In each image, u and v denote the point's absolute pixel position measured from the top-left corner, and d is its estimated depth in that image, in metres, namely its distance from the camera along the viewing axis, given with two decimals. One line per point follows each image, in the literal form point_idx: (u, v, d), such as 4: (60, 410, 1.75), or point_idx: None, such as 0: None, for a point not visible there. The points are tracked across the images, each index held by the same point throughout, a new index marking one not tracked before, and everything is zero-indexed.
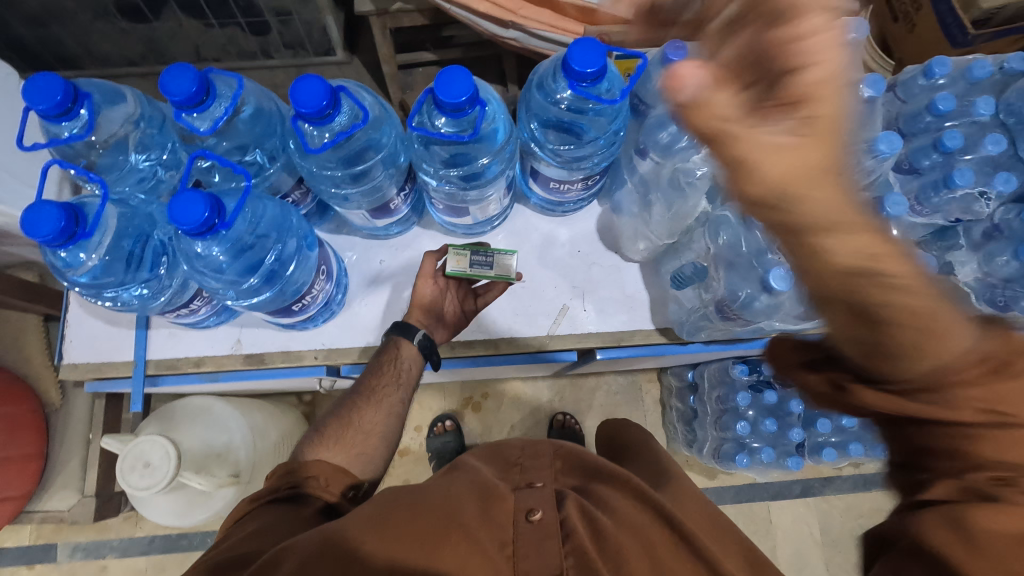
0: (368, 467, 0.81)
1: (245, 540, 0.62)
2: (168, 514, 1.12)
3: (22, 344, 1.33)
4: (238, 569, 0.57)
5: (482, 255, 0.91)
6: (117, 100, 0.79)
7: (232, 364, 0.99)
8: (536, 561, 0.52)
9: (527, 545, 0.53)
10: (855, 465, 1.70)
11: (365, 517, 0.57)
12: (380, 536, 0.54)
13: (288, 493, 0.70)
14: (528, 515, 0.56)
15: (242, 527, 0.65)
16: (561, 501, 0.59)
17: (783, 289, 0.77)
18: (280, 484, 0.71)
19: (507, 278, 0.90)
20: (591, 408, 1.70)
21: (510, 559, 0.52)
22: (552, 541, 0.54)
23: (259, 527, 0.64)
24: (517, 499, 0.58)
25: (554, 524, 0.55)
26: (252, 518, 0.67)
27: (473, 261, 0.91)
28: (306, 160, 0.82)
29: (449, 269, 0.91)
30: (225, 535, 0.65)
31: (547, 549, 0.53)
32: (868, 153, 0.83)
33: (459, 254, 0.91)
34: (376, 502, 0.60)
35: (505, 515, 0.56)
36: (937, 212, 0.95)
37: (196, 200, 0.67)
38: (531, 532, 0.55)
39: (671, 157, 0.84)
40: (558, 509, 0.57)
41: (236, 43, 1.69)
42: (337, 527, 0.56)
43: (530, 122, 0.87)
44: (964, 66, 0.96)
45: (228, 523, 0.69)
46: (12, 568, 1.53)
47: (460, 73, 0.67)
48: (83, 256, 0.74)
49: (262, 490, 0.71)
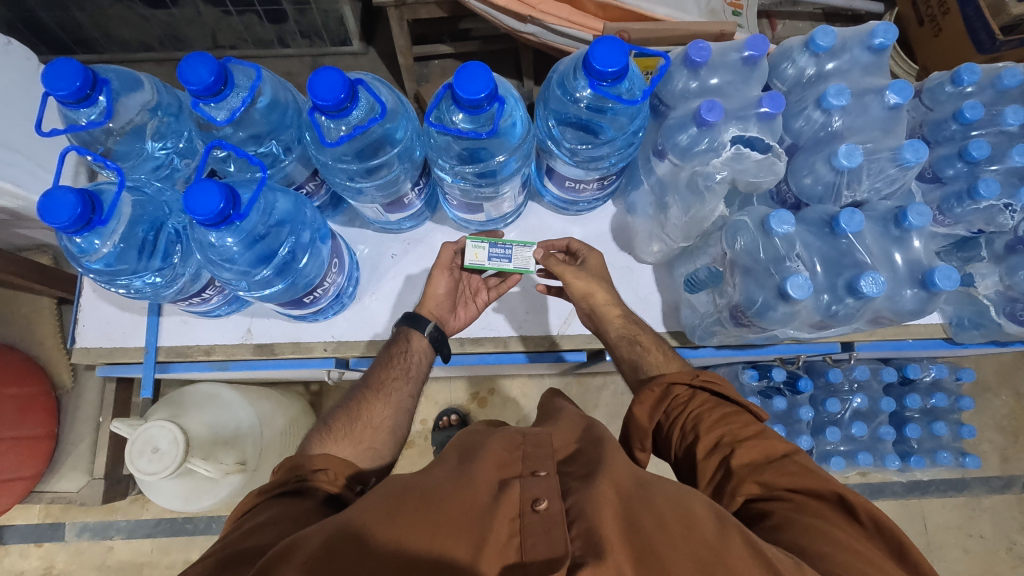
0: (376, 462, 0.81)
1: (253, 533, 0.62)
2: (176, 499, 1.12)
3: (35, 325, 1.34)
4: (250, 562, 0.58)
5: (498, 247, 0.92)
6: (136, 87, 0.79)
7: (241, 353, 0.99)
8: (543, 550, 0.51)
9: (533, 535, 0.52)
10: (862, 474, 1.69)
11: (377, 508, 0.56)
12: (393, 525, 0.53)
13: (295, 486, 0.71)
14: (535, 505, 0.55)
15: (250, 519, 0.66)
16: (564, 489, 0.58)
17: (803, 297, 0.75)
18: (288, 477, 0.72)
19: (526, 270, 0.92)
20: (598, 406, 1.70)
21: (517, 549, 0.52)
22: (557, 529, 0.53)
23: (270, 517, 0.65)
24: (522, 488, 0.56)
25: (560, 513, 0.54)
26: (259, 511, 0.67)
27: (492, 253, 0.91)
28: (320, 152, 0.81)
29: (469, 262, 0.90)
30: (232, 526, 0.66)
31: (554, 536, 0.52)
32: (892, 162, 0.82)
33: (477, 246, 0.91)
34: (385, 491, 0.59)
35: (512, 505, 0.55)
36: (958, 223, 0.96)
37: (212, 190, 0.66)
38: (537, 523, 0.53)
39: (689, 160, 0.83)
40: (565, 497, 0.57)
41: (253, 30, 1.69)
42: (350, 517, 0.55)
43: (547, 119, 0.85)
44: (993, 74, 0.94)
45: (236, 515, 0.69)
46: (21, 545, 1.55)
47: (480, 69, 0.65)
48: (98, 243, 0.74)
49: (269, 483, 0.71)
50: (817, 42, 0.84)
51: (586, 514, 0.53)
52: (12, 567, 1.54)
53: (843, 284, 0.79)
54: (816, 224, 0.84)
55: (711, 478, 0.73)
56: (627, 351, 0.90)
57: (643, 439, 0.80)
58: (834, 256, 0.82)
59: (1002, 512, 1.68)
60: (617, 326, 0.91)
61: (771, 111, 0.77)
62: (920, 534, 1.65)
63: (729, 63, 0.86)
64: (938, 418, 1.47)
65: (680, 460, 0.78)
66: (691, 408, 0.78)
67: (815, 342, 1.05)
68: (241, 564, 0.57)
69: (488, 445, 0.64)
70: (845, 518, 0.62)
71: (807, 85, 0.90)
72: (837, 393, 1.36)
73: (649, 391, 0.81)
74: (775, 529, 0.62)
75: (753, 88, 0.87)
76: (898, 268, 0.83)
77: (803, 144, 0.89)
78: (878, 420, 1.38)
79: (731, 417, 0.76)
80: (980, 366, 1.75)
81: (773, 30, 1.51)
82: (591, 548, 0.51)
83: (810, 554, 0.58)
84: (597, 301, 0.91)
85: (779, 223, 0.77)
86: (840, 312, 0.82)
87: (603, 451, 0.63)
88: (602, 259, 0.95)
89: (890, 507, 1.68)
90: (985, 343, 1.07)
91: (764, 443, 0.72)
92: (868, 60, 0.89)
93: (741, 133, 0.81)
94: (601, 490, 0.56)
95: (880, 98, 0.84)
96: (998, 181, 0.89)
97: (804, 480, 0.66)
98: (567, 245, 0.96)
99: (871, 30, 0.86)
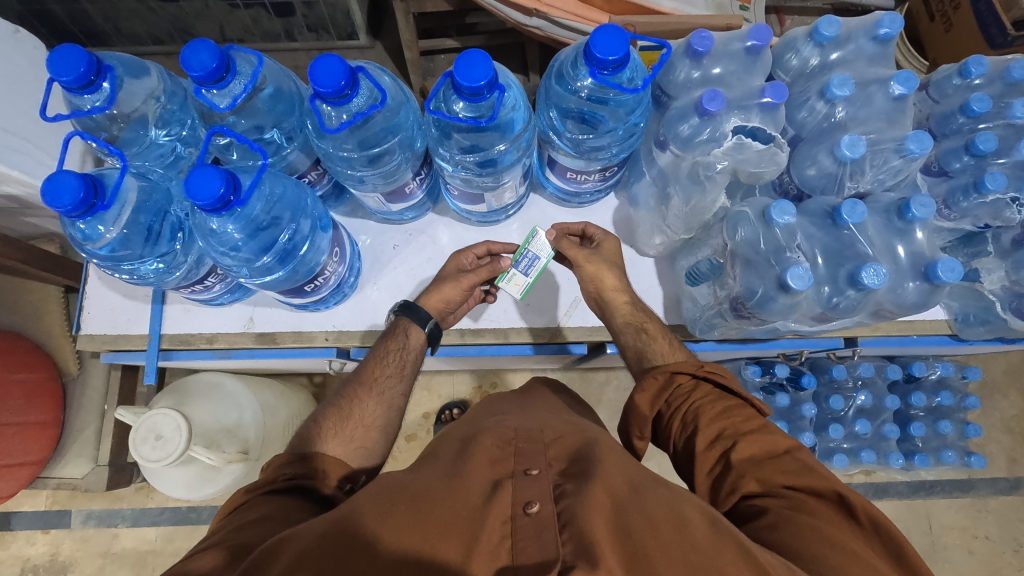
0: (366, 461, 0.81)
1: (244, 529, 0.63)
2: (179, 487, 1.13)
3: (43, 313, 1.35)
4: (242, 558, 0.58)
5: (522, 259, 0.93)
6: (141, 74, 0.80)
7: (244, 341, 1.00)
8: (535, 552, 0.51)
9: (525, 538, 0.52)
10: (866, 473, 1.68)
11: (369, 508, 0.56)
12: (385, 522, 0.54)
13: (286, 484, 0.71)
14: (526, 508, 0.55)
15: (240, 515, 0.66)
16: (558, 492, 0.57)
17: (803, 288, 0.74)
18: (276, 475, 0.72)
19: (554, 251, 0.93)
20: (601, 402, 1.69)
21: (508, 551, 0.51)
22: (549, 532, 0.52)
23: (263, 514, 0.65)
24: (515, 489, 0.57)
25: (552, 516, 0.54)
26: (249, 507, 0.67)
27: (523, 269, 0.93)
28: (322, 141, 0.81)
29: (521, 294, 0.94)
30: (222, 523, 0.66)
31: (545, 539, 0.51)
32: (896, 153, 0.82)
33: (510, 277, 0.93)
34: (378, 490, 0.59)
35: (504, 508, 0.55)
36: (964, 217, 0.93)
37: (213, 176, 0.67)
38: (529, 526, 0.53)
39: (691, 150, 0.83)
40: (557, 500, 0.56)
41: (261, 24, 1.70)
42: (342, 515, 0.56)
43: (548, 111, 0.85)
44: (1002, 67, 0.93)
45: (223, 513, 0.69)
46: (28, 531, 1.57)
47: (481, 56, 0.65)
48: (102, 229, 0.75)
49: (258, 481, 0.71)
50: (821, 32, 0.84)
51: (578, 519, 0.53)
52: (19, 553, 1.56)
53: (845, 275, 0.78)
54: (818, 216, 0.84)
55: (710, 470, 0.72)
56: (632, 338, 0.89)
57: (642, 428, 0.81)
58: (836, 248, 0.81)
59: (1009, 514, 1.66)
60: (624, 313, 0.91)
61: (774, 101, 0.77)
62: (925, 534, 1.64)
63: (732, 52, 0.85)
64: (943, 416, 1.46)
65: (678, 451, 0.78)
66: (693, 399, 0.78)
67: (818, 337, 1.04)
68: (230, 561, 0.58)
69: (479, 444, 0.66)
70: (842, 516, 0.62)
71: (811, 76, 0.90)
72: (841, 390, 1.35)
73: (652, 379, 0.81)
74: (769, 529, 0.61)
75: (757, 79, 0.87)
76: (902, 262, 0.82)
77: (807, 135, 0.89)
78: (882, 418, 1.38)
79: (734, 410, 0.76)
80: (989, 366, 1.73)
81: (781, 25, 1.51)
82: (583, 553, 0.50)
83: (804, 555, 0.57)
84: (605, 285, 0.91)
85: (780, 214, 0.77)
86: (841, 304, 0.81)
87: (596, 452, 0.63)
88: (617, 245, 0.95)
89: (894, 507, 1.66)
90: (992, 339, 1.06)
91: (766, 439, 0.71)
92: (874, 50, 0.88)
93: (743, 123, 0.80)
94: (593, 494, 0.56)
95: (885, 88, 0.83)
96: (1005, 175, 0.87)
97: (802, 478, 0.66)
98: (583, 229, 0.96)
99: (877, 20, 0.86)
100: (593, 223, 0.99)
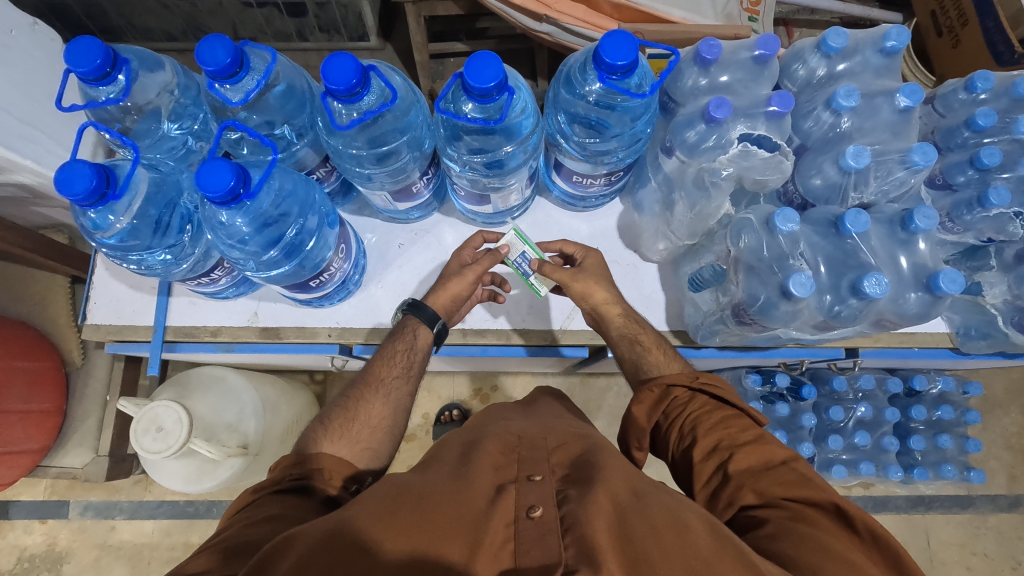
0: (372, 462, 0.81)
1: (251, 527, 0.64)
2: (178, 479, 1.13)
3: (49, 303, 1.36)
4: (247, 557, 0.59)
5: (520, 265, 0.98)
6: (156, 68, 0.82)
7: (248, 335, 1.01)
8: (537, 556, 0.51)
9: (528, 541, 0.52)
10: (865, 486, 1.67)
11: (372, 509, 0.57)
12: (389, 524, 0.54)
13: (292, 485, 0.72)
14: (530, 512, 0.55)
15: (249, 514, 0.67)
16: (561, 497, 0.57)
17: (805, 296, 0.74)
18: (284, 475, 0.73)
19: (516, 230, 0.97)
20: (600, 407, 1.70)
21: (511, 554, 0.52)
22: (552, 536, 0.53)
23: (269, 513, 0.66)
24: (519, 494, 0.57)
25: (555, 521, 0.54)
26: (256, 507, 0.68)
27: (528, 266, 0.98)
28: (332, 138, 0.82)
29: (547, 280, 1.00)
30: (230, 522, 0.67)
31: (548, 543, 0.52)
32: (901, 164, 0.83)
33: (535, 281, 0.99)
34: (384, 492, 0.60)
35: (508, 511, 0.55)
36: (967, 230, 0.93)
37: (224, 168, 0.68)
38: (531, 529, 0.54)
39: (697, 156, 0.84)
40: (560, 505, 0.57)
41: (274, 24, 1.71)
42: (348, 516, 0.56)
43: (556, 115, 0.85)
44: (1008, 83, 0.93)
45: (231, 512, 0.70)
46: (25, 521, 1.57)
47: (491, 58, 0.66)
48: (112, 219, 0.76)
49: (265, 481, 0.72)
50: (829, 43, 0.84)
51: (580, 523, 0.53)
52: (16, 542, 1.56)
53: (847, 284, 0.79)
54: (822, 224, 0.84)
55: (709, 480, 0.73)
56: (628, 350, 0.90)
57: (640, 438, 0.82)
58: (839, 256, 0.82)
59: (1008, 532, 1.65)
60: (618, 324, 0.91)
61: (780, 109, 0.78)
62: (923, 549, 1.63)
63: (740, 61, 0.86)
64: (943, 430, 1.46)
65: (676, 461, 0.79)
66: (690, 410, 0.78)
67: (819, 346, 1.04)
68: (233, 561, 0.58)
69: (483, 449, 0.66)
70: (843, 528, 0.61)
71: (817, 86, 0.91)
72: (841, 401, 1.35)
73: (648, 391, 0.82)
74: (768, 538, 0.62)
75: (763, 87, 0.87)
76: (903, 271, 0.82)
77: (812, 145, 0.89)
78: (882, 431, 1.37)
79: (731, 421, 0.76)
80: (990, 382, 1.73)
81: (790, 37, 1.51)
82: (585, 557, 0.50)
83: (802, 565, 0.57)
84: (595, 300, 0.91)
85: (784, 221, 0.77)
86: (843, 313, 0.81)
87: (599, 459, 0.64)
88: (599, 260, 0.95)
89: (893, 521, 1.65)
90: (993, 353, 1.07)
91: (763, 449, 0.71)
92: (880, 62, 0.89)
93: (750, 130, 0.81)
94: (596, 499, 0.56)
95: (891, 100, 0.84)
96: (1009, 190, 0.88)
97: (802, 489, 0.66)
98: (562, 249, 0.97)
99: (884, 32, 0.87)
100: (574, 242, 1.00)
